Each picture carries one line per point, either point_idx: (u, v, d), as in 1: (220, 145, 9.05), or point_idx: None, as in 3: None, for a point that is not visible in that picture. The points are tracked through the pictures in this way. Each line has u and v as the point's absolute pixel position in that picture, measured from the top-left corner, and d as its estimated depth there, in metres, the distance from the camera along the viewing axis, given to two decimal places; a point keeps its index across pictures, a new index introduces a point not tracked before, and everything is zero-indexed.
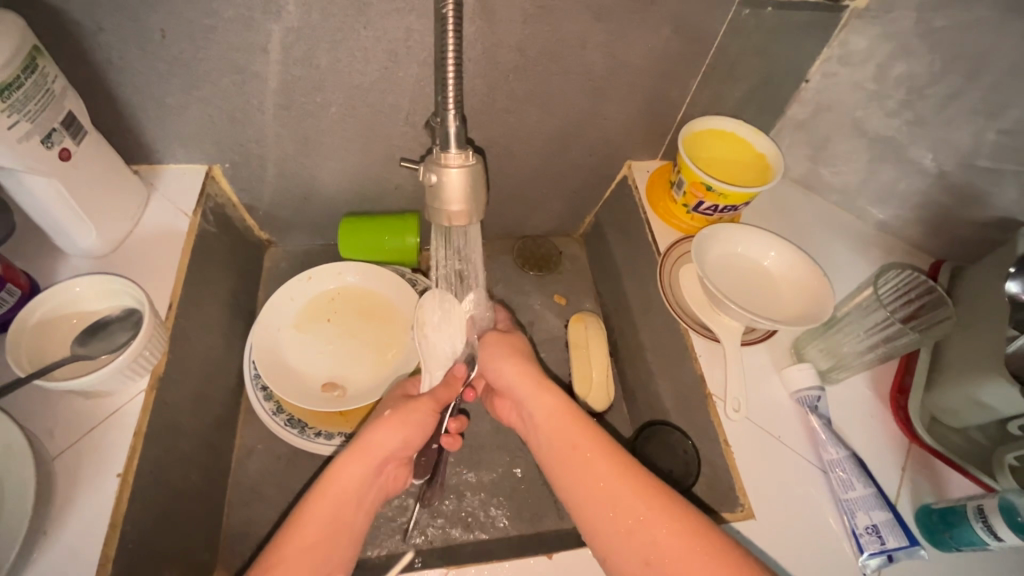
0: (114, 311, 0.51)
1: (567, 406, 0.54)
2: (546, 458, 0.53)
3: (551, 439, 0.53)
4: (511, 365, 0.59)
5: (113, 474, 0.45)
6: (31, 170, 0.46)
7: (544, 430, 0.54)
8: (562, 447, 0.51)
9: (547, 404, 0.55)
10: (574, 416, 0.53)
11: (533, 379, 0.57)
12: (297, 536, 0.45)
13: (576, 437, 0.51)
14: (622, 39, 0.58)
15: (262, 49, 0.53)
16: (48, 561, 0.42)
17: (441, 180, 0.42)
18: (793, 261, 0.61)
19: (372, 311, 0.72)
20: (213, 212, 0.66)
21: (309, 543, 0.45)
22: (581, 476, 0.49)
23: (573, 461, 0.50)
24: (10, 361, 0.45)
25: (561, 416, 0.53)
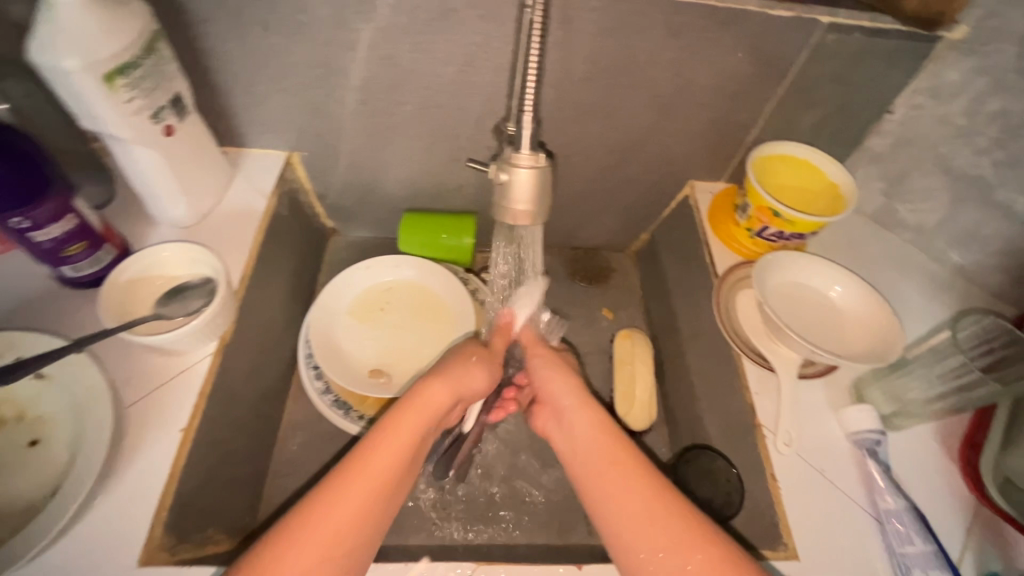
0: (193, 277, 0.55)
1: (609, 427, 0.53)
2: (580, 474, 0.52)
3: (588, 455, 0.52)
4: (560, 378, 0.58)
5: (176, 429, 0.48)
6: (137, 142, 0.51)
7: (583, 446, 0.53)
8: (602, 463, 0.50)
9: (586, 420, 0.54)
10: (615, 439, 0.52)
11: (582, 395, 0.57)
12: (377, 460, 0.46)
13: (618, 460, 0.50)
14: (698, 57, 0.58)
15: (350, 46, 0.56)
16: (110, 502, 0.44)
17: (510, 179, 0.43)
18: (862, 297, 0.58)
19: (427, 308, 0.74)
20: (287, 196, 0.70)
21: (383, 466, 0.46)
22: (618, 493, 0.47)
23: (607, 476, 0.49)
24: (101, 311, 0.49)
25: (603, 436, 0.52)
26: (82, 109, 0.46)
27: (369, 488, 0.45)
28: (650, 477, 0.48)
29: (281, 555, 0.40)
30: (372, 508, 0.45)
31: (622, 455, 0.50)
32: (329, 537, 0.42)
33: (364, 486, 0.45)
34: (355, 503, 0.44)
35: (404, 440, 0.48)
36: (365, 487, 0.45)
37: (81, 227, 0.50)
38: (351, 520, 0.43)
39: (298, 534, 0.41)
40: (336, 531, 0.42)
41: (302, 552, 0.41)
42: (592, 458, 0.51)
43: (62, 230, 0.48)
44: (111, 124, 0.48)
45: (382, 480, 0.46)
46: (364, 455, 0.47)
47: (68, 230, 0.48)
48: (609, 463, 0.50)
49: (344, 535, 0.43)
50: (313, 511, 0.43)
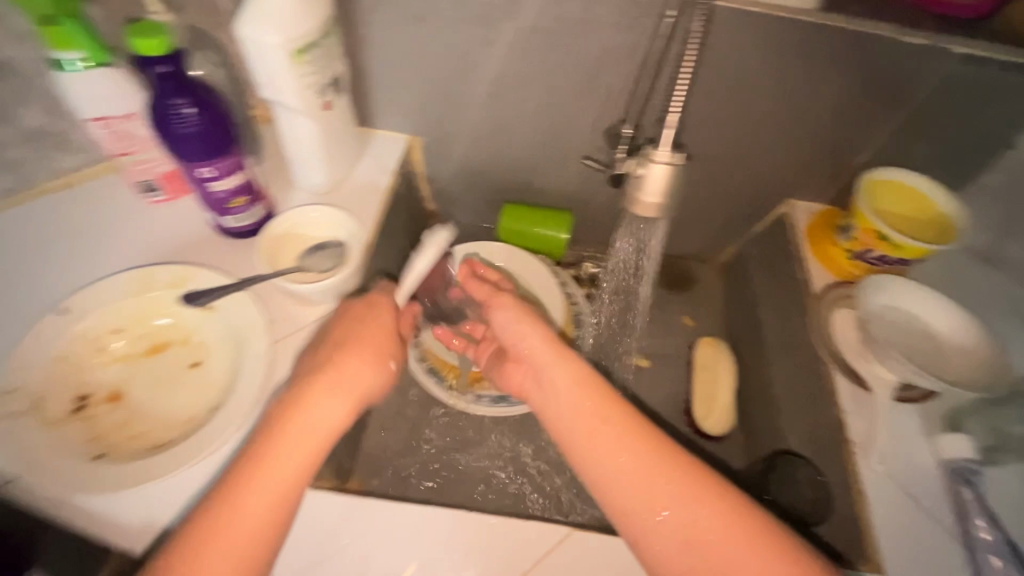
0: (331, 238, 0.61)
1: (588, 378, 0.50)
2: (566, 439, 0.48)
3: (576, 417, 0.48)
4: (536, 332, 0.53)
5: (310, 369, 0.54)
6: (304, 112, 0.57)
7: (565, 411, 0.49)
8: (588, 424, 0.47)
9: (562, 379, 0.50)
10: (595, 389, 0.49)
11: (557, 346, 0.52)
12: (300, 427, 0.46)
13: (603, 421, 0.47)
14: (820, 78, 0.60)
15: (492, 43, 0.61)
16: None
17: (647, 173, 0.46)
18: (968, 330, 0.58)
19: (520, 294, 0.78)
20: (404, 176, 0.76)
21: (309, 440, 0.45)
22: (605, 457, 0.45)
23: (593, 447, 0.46)
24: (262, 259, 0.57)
25: (586, 391, 0.49)
26: (269, 79, 0.53)
27: (297, 460, 0.44)
28: (640, 435, 0.46)
29: (221, 522, 0.41)
30: (299, 478, 0.44)
31: (606, 415, 0.47)
32: (264, 506, 0.43)
33: (281, 454, 0.44)
34: (291, 472, 0.44)
35: (321, 427, 0.46)
36: (295, 457, 0.44)
37: (246, 184, 0.56)
38: (282, 488, 0.44)
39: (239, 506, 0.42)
40: (275, 493, 0.43)
41: (246, 512, 0.42)
42: (575, 423, 0.48)
43: (231, 185, 0.54)
44: (288, 94, 0.54)
45: (290, 448, 0.45)
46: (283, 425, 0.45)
47: (235, 185, 0.55)
48: (592, 425, 0.47)
49: (277, 515, 0.43)
50: (236, 507, 0.42)
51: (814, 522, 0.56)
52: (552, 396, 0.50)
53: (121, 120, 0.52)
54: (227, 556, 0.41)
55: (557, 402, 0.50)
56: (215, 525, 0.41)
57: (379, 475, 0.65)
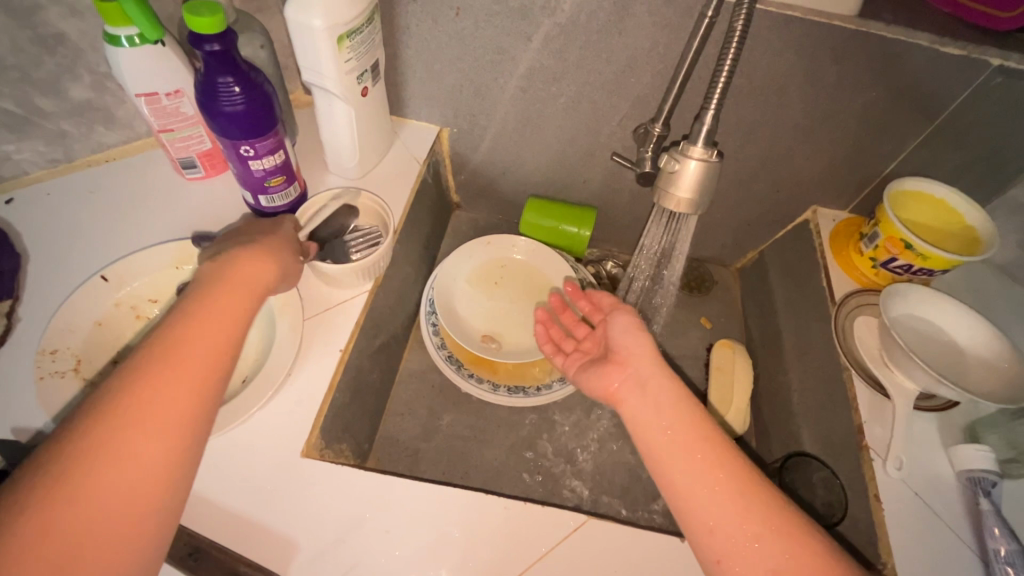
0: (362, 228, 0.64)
1: (685, 400, 0.50)
2: (653, 449, 0.48)
3: (670, 434, 0.48)
4: (645, 347, 0.54)
5: (337, 348, 0.55)
6: (343, 98, 0.58)
7: (660, 424, 0.48)
8: (684, 439, 0.47)
9: (666, 398, 0.50)
10: (693, 413, 0.49)
11: (661, 360, 0.53)
12: (240, 287, 0.44)
13: (699, 443, 0.47)
14: (852, 85, 0.60)
15: (527, 38, 0.62)
16: (283, 399, 0.52)
17: (680, 169, 0.47)
18: (992, 342, 0.58)
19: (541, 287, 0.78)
20: (433, 166, 0.77)
21: (233, 308, 0.42)
22: (692, 472, 0.45)
23: (685, 461, 0.46)
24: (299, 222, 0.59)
25: (683, 411, 0.49)
26: (312, 64, 0.54)
27: (223, 323, 0.41)
28: (726, 458, 0.45)
29: (149, 389, 0.35)
30: (230, 344, 0.41)
31: (701, 437, 0.47)
32: (195, 378, 0.37)
33: (216, 319, 0.41)
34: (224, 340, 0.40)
35: (239, 293, 0.43)
36: (224, 312, 0.41)
37: (284, 163, 0.57)
38: (209, 354, 0.39)
39: (165, 370, 0.36)
40: (204, 368, 0.38)
41: (184, 369, 0.37)
42: (671, 436, 0.47)
43: (271, 163, 0.56)
44: (329, 79, 0.56)
45: (221, 315, 0.41)
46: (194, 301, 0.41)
47: (275, 164, 0.56)
48: (683, 441, 0.47)
49: (188, 415, 0.36)
50: (143, 394, 0.35)
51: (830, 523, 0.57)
52: (649, 409, 0.50)
53: (168, 96, 0.54)
54: (162, 423, 0.35)
55: (648, 416, 0.50)
56: (137, 396, 0.35)
57: (396, 457, 0.66)
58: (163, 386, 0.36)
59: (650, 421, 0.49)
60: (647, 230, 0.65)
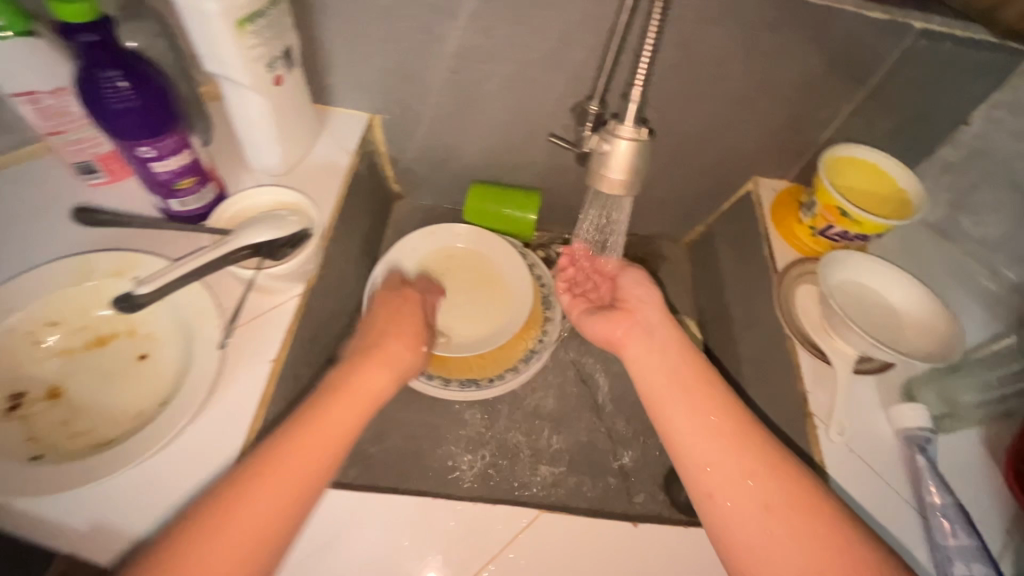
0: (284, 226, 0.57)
1: (691, 352, 0.53)
2: (653, 391, 0.51)
3: (673, 377, 0.51)
4: (652, 301, 0.58)
5: (267, 359, 0.52)
6: (253, 88, 0.54)
7: (665, 363, 0.52)
8: (684, 379, 0.51)
9: (665, 342, 0.54)
10: (698, 361, 0.53)
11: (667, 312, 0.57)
12: (326, 424, 0.47)
13: (705, 386, 0.50)
14: (785, 53, 0.59)
15: (453, 15, 0.58)
16: (209, 419, 0.48)
17: (611, 150, 0.45)
18: (924, 302, 0.59)
19: (486, 274, 0.76)
20: (366, 156, 0.73)
21: (360, 395, 0.50)
22: (692, 411, 0.49)
23: (686, 398, 0.50)
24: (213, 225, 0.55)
25: (690, 359, 0.52)
26: (212, 52, 0.50)
27: (358, 410, 0.49)
28: (727, 404, 0.49)
29: (269, 463, 0.43)
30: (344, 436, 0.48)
31: (707, 383, 0.51)
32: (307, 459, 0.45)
33: (314, 445, 0.45)
34: (338, 432, 0.47)
35: (331, 444, 0.46)
36: (295, 462, 0.44)
37: (193, 164, 0.53)
38: (330, 446, 0.46)
39: (289, 450, 0.44)
40: (295, 482, 0.44)
41: (253, 507, 0.42)
42: (673, 377, 0.51)
43: (176, 164, 0.51)
44: (234, 68, 0.51)
45: (349, 404, 0.49)
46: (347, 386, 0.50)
47: (181, 165, 0.51)
48: (687, 383, 0.50)
49: (270, 534, 0.42)
50: (233, 512, 0.41)
51: None
52: (650, 353, 0.53)
53: (49, 95, 0.48)
54: (279, 497, 0.43)
55: (656, 362, 0.53)
56: (233, 516, 0.41)
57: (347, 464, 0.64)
58: (277, 462, 0.44)
59: (658, 364, 0.52)
60: (585, 214, 0.63)
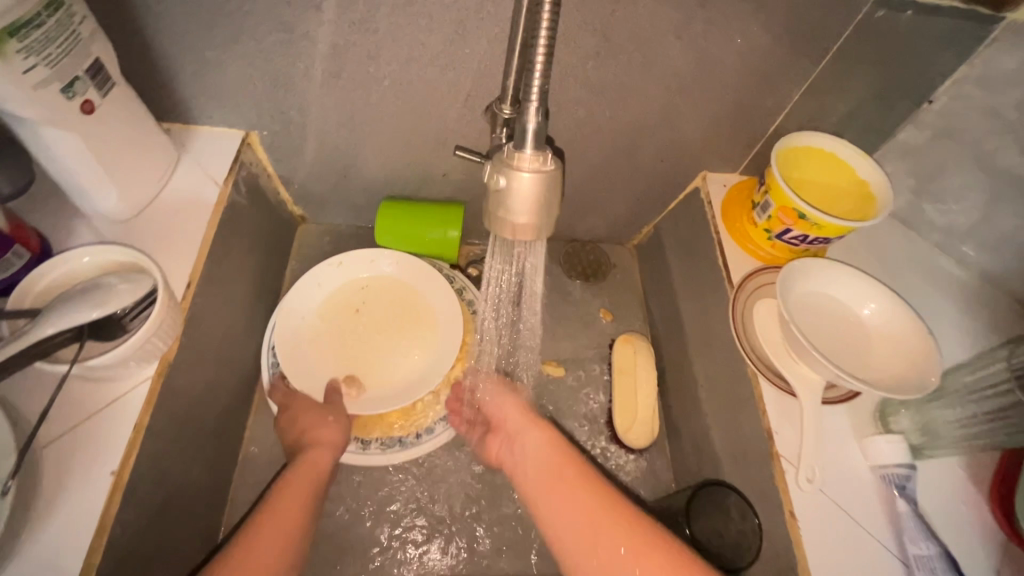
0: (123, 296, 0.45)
1: (559, 448, 0.57)
2: (530, 494, 0.55)
3: (540, 471, 0.55)
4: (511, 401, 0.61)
5: (107, 472, 0.40)
6: (49, 122, 0.41)
7: (533, 465, 0.56)
8: (550, 472, 0.55)
9: (539, 441, 0.57)
10: (564, 454, 0.56)
11: (528, 412, 0.60)
12: (277, 510, 0.49)
13: (568, 470, 0.54)
14: (725, 32, 0.50)
15: (315, 6, 0.46)
16: (23, 568, 0.37)
17: (509, 185, 0.36)
18: (895, 315, 0.52)
19: (416, 308, 0.65)
20: (247, 181, 0.60)
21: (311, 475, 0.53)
22: (561, 505, 0.52)
23: (552, 492, 0.54)
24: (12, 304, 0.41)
25: (554, 453, 0.56)
26: None
27: (304, 495, 0.52)
28: (600, 493, 0.52)
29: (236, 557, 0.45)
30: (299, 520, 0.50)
31: (567, 468, 0.54)
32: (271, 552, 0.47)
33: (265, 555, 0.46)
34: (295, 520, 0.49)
35: (277, 541, 0.47)
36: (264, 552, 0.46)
37: None
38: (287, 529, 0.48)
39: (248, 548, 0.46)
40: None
41: None
42: (544, 478, 0.55)
43: None
44: (11, 99, 0.38)
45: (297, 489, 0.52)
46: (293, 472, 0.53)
47: None
48: (552, 481, 0.54)
49: None
50: None
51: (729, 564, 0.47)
52: (528, 454, 0.57)
53: None
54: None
55: (524, 466, 0.57)
56: None
57: None
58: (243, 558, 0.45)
59: (531, 466, 0.56)
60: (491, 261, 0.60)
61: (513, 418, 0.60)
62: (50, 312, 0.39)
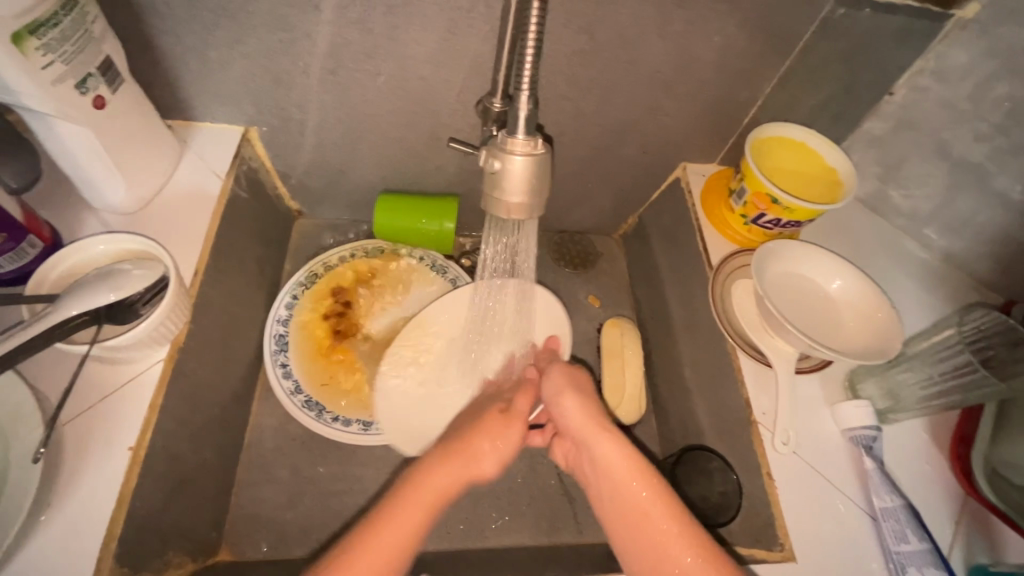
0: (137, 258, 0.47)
1: (634, 459, 0.49)
2: (606, 512, 0.49)
3: (615, 493, 0.49)
4: (572, 398, 0.54)
5: (126, 446, 0.43)
6: (61, 116, 0.43)
7: (608, 482, 0.49)
8: (624, 493, 0.48)
9: (610, 453, 0.50)
10: (641, 467, 0.48)
11: (597, 416, 0.52)
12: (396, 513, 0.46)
13: (645, 473, 0.48)
14: (701, 30, 0.53)
15: (315, 7, 0.48)
16: (50, 536, 0.39)
17: (503, 167, 0.40)
18: (862, 290, 0.56)
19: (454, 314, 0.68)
20: (246, 175, 0.62)
21: (426, 495, 0.48)
22: (637, 530, 0.46)
23: (632, 516, 0.47)
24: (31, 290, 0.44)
25: (631, 468, 0.48)
26: None
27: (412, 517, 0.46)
28: (668, 514, 0.46)
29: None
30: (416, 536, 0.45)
31: (647, 471, 0.48)
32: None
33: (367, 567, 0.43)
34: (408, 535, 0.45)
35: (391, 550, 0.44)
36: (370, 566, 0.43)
37: None
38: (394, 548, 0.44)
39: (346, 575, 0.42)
40: None
41: None
42: (619, 503, 0.48)
43: None
44: (26, 95, 0.40)
45: (418, 506, 0.47)
46: (415, 484, 0.48)
47: None
48: (626, 502, 0.48)
49: None
50: None
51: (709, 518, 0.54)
52: (598, 466, 0.50)
53: None
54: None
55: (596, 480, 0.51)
56: None
57: (259, 535, 0.57)
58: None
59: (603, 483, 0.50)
60: (488, 240, 0.64)
61: (571, 421, 0.53)
62: (69, 294, 0.41)
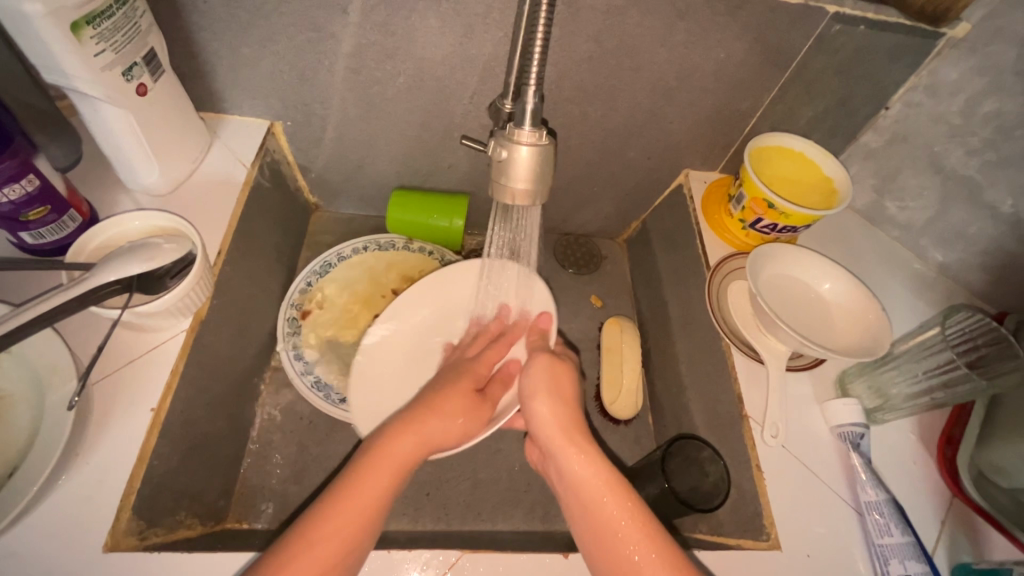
0: (175, 228, 0.51)
1: (605, 473, 0.50)
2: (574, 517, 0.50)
3: (582, 501, 0.49)
4: (546, 402, 0.55)
5: (147, 407, 0.46)
6: (108, 100, 0.47)
7: (577, 491, 0.50)
8: (589, 506, 0.48)
9: (580, 469, 0.51)
10: (609, 480, 0.49)
11: (566, 429, 0.54)
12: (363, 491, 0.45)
13: (617, 491, 0.48)
14: (702, 41, 0.56)
15: (342, 10, 0.52)
16: (75, 485, 0.42)
17: (511, 157, 0.44)
18: (850, 290, 0.58)
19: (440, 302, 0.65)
20: (270, 166, 0.66)
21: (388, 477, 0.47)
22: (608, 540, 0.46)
23: (602, 529, 0.47)
24: (69, 259, 0.47)
25: (600, 479, 0.50)
26: (43, 60, 0.42)
27: (370, 497, 0.45)
28: (633, 517, 0.46)
29: (353, 481, 0.46)
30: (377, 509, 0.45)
31: (615, 485, 0.49)
32: (350, 517, 0.44)
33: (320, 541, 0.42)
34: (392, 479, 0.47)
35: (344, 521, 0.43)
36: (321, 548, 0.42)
37: (42, 191, 0.46)
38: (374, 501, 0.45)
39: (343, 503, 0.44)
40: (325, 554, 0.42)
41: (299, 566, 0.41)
42: (586, 517, 0.48)
43: (21, 192, 0.44)
44: (78, 79, 0.44)
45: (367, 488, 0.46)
46: (378, 451, 0.48)
47: (28, 192, 0.45)
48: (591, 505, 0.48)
49: None
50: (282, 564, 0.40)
51: (694, 502, 0.53)
52: (567, 478, 0.51)
53: None
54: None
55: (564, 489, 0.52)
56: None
57: (264, 506, 0.60)
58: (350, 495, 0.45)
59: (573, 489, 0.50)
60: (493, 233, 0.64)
61: (543, 426, 0.55)
62: (106, 262, 0.44)
